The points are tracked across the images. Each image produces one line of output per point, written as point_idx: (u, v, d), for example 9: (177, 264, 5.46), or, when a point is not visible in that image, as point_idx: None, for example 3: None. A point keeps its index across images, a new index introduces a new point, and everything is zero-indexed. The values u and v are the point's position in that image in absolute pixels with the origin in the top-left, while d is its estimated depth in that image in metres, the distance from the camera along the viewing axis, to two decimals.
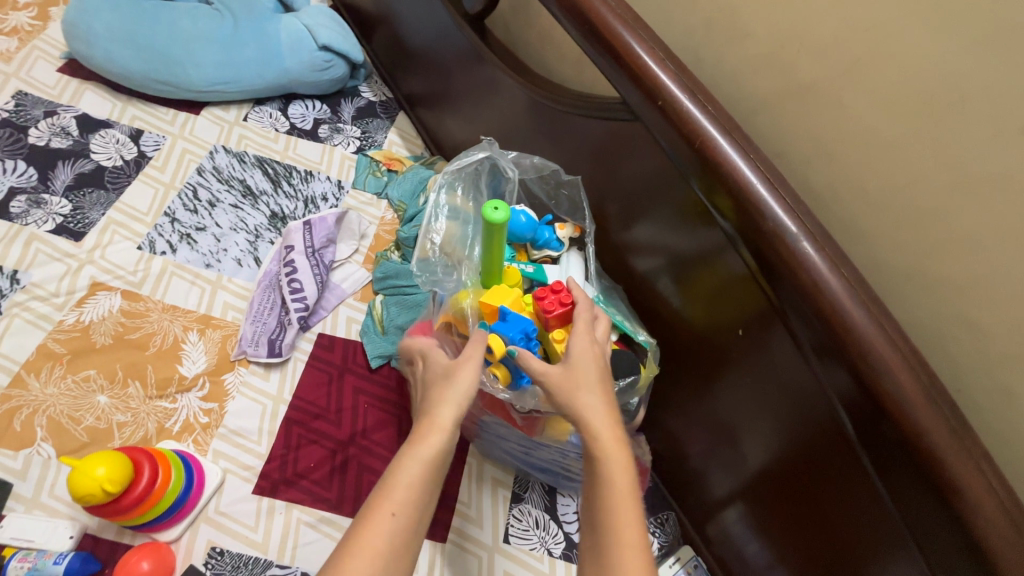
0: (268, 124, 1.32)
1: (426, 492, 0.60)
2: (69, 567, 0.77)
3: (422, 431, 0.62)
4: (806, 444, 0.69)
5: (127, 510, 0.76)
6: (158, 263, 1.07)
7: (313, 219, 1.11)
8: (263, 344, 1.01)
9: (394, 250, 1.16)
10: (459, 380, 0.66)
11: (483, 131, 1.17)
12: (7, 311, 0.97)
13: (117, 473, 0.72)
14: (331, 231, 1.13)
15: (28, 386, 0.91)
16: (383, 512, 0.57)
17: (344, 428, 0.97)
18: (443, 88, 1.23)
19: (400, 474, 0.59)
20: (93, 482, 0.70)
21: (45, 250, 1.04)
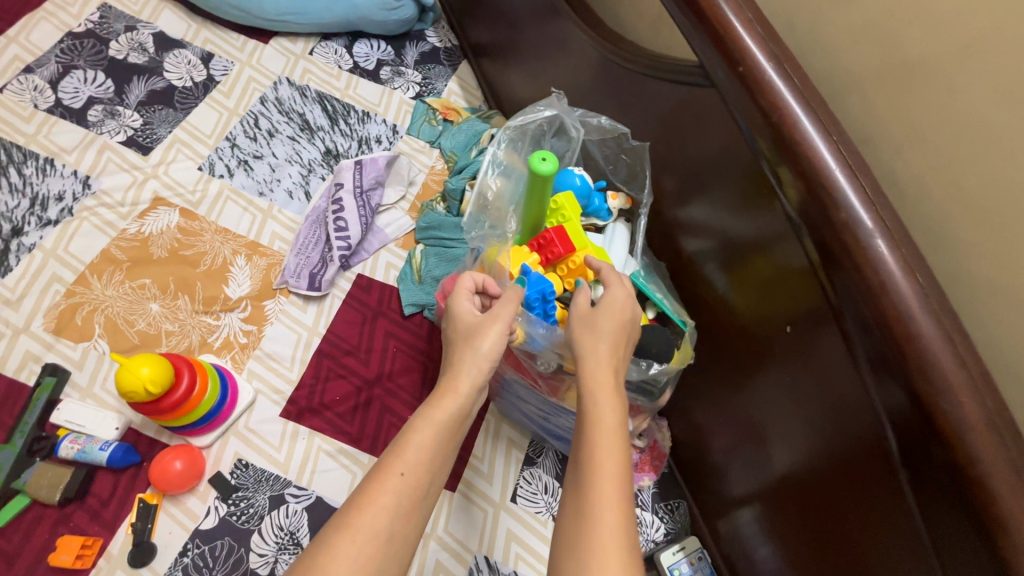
0: (333, 60, 1.31)
1: (436, 460, 0.61)
2: (112, 455, 0.83)
3: (441, 401, 0.63)
4: (839, 450, 0.65)
5: (176, 410, 0.81)
6: (216, 185, 1.11)
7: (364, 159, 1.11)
8: (304, 276, 1.03)
9: (439, 201, 1.15)
10: (482, 346, 0.66)
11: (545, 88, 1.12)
12: (77, 214, 1.02)
13: (160, 375, 0.76)
14: (380, 172, 1.13)
15: (90, 287, 0.97)
16: (393, 471, 0.58)
17: (372, 367, 1.00)
18: (510, 39, 1.19)
19: (415, 436, 0.61)
20: (145, 375, 0.74)
21: (115, 160, 1.08)
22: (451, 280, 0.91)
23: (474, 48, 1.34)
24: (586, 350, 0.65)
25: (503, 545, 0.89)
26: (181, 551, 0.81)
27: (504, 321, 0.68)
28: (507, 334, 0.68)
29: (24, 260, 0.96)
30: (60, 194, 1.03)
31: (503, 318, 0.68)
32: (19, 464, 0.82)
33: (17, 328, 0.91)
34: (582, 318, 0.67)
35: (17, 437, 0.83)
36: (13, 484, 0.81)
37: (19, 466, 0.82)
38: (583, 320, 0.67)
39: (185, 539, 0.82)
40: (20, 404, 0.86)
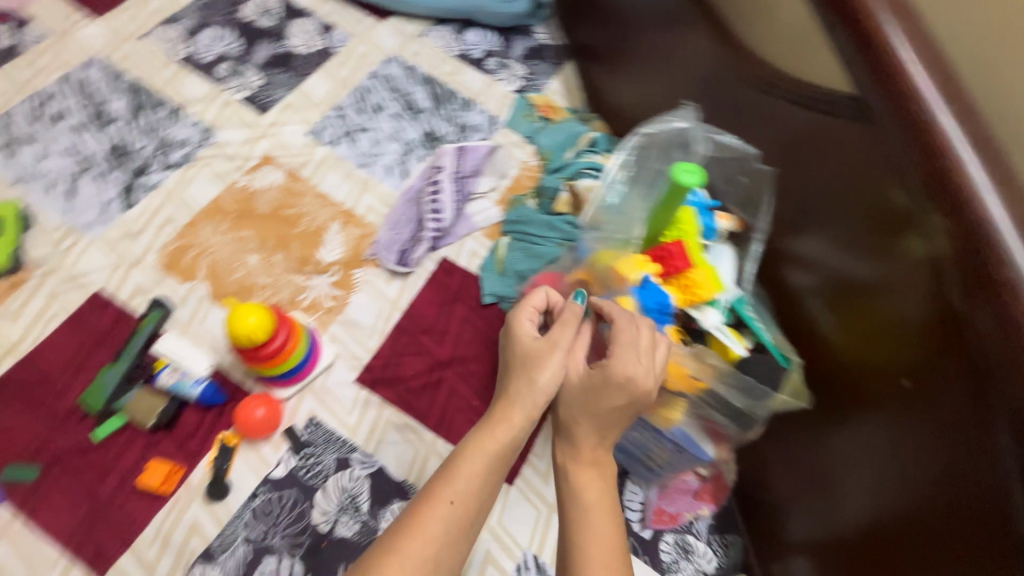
0: (442, 45, 1.33)
1: (484, 493, 0.64)
2: (206, 391, 0.87)
3: (491, 436, 0.66)
4: (907, 516, 0.63)
5: (269, 364, 0.85)
6: (321, 151, 1.14)
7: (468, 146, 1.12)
8: (395, 251, 1.06)
9: (531, 196, 1.15)
10: (537, 380, 0.68)
11: (655, 98, 1.09)
12: (196, 162, 1.08)
13: (262, 326, 0.79)
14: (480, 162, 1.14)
15: (199, 232, 1.02)
16: (444, 497, 0.61)
17: (445, 349, 1.01)
18: (622, 45, 1.17)
19: (466, 466, 0.64)
20: (251, 329, 0.78)
21: (235, 115, 1.14)
22: (545, 275, 0.92)
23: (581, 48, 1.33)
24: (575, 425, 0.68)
25: (553, 547, 0.89)
26: (251, 495, 0.84)
27: (563, 356, 0.70)
28: (563, 369, 0.70)
29: (146, 197, 1.02)
30: (184, 141, 1.09)
31: (561, 351, 0.70)
32: (121, 387, 0.87)
33: (133, 260, 0.97)
34: (590, 390, 0.67)
35: (124, 360, 0.88)
36: (116, 404, 0.86)
37: (120, 390, 0.87)
38: (589, 393, 0.67)
39: (256, 484, 0.85)
40: (127, 331, 0.92)
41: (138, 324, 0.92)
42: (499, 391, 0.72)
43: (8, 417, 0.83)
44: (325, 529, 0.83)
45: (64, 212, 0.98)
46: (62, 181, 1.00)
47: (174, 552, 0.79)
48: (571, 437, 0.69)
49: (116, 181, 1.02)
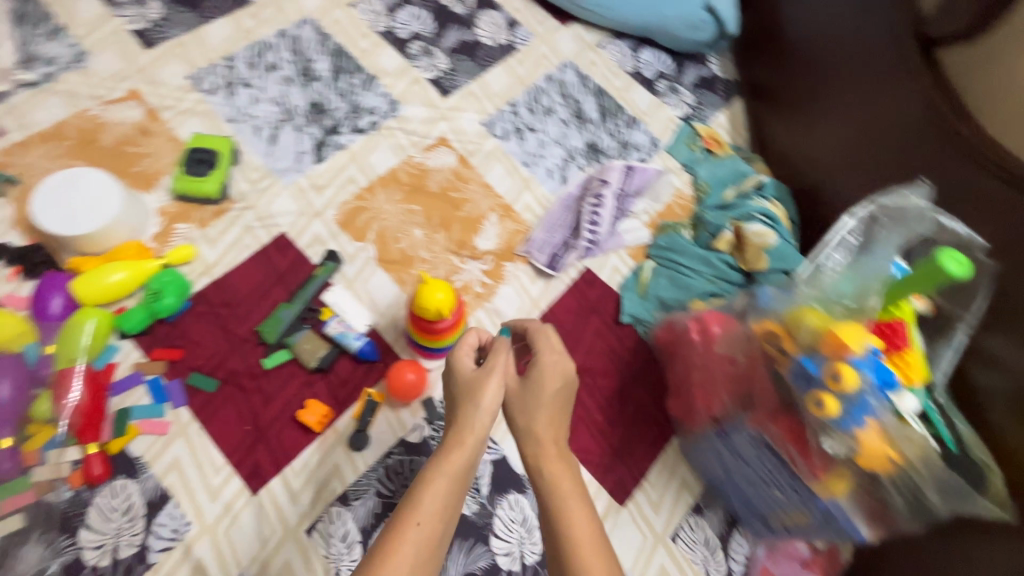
0: (618, 59, 1.35)
1: (450, 508, 0.63)
2: (363, 346, 0.94)
3: (448, 462, 0.64)
4: None
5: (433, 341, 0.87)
6: (491, 142, 1.19)
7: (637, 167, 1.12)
8: (547, 253, 1.09)
9: (687, 226, 1.13)
10: (482, 402, 0.69)
11: (837, 153, 1.07)
12: (381, 130, 1.15)
13: (447, 305, 0.82)
14: (647, 182, 1.15)
15: (374, 198, 1.09)
16: (411, 524, 0.59)
17: (577, 358, 1.04)
18: (811, 98, 1.15)
19: (428, 491, 0.62)
20: (435, 306, 0.80)
21: (420, 93, 1.20)
22: (714, 313, 0.85)
23: (754, 93, 1.32)
24: (528, 432, 0.69)
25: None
26: (387, 452, 0.90)
27: (501, 374, 0.71)
28: (503, 386, 0.71)
29: (334, 156, 1.10)
30: (373, 109, 1.16)
31: (500, 369, 0.71)
32: (293, 325, 0.94)
33: (315, 211, 1.04)
34: (529, 395, 0.71)
35: (298, 301, 0.96)
36: (286, 339, 0.93)
37: (292, 328, 0.94)
38: (532, 395, 0.71)
39: (392, 444, 0.90)
40: (304, 277, 0.99)
41: (313, 272, 0.99)
42: (448, 414, 0.71)
43: (196, 330, 0.91)
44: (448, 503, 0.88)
45: (265, 155, 1.06)
46: (266, 126, 1.09)
47: (317, 488, 0.85)
48: (529, 441, 0.69)
49: (311, 136, 1.10)
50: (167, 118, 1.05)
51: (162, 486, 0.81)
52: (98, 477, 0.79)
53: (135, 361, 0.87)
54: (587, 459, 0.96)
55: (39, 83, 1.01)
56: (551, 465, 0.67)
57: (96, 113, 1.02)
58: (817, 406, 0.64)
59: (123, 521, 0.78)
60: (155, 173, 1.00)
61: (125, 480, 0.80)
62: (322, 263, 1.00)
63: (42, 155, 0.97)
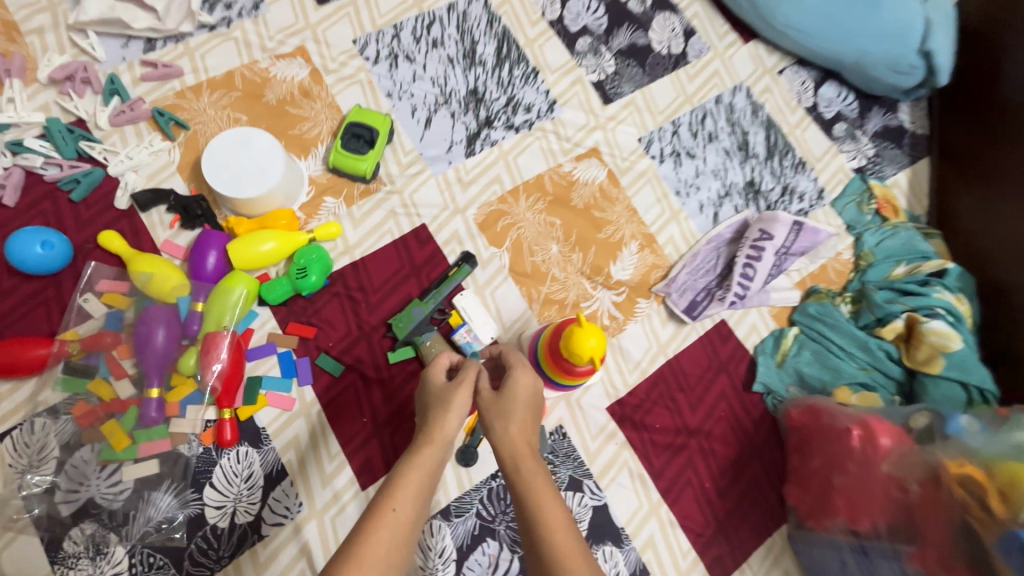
0: (796, 91, 1.21)
1: (424, 503, 0.63)
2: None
3: (418, 457, 0.65)
4: None
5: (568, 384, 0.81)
6: (645, 163, 1.10)
7: (808, 225, 1.00)
8: (686, 298, 1.01)
9: (846, 300, 1.02)
10: (453, 401, 0.69)
11: None
12: (534, 131, 1.08)
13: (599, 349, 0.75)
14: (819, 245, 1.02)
15: (517, 203, 1.04)
16: (385, 513, 0.59)
17: (696, 416, 0.98)
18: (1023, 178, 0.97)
19: (399, 484, 0.62)
20: (586, 356, 0.74)
21: (580, 96, 1.12)
22: (884, 422, 0.76)
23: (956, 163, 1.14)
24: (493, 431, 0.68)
25: None
26: (492, 474, 0.88)
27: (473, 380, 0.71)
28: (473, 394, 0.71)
29: (485, 151, 1.05)
30: (529, 106, 1.10)
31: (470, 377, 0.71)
32: (422, 323, 0.92)
33: (457, 207, 1.01)
34: (497, 397, 0.70)
35: (431, 301, 0.93)
36: (413, 338, 0.91)
37: (421, 327, 0.92)
38: (497, 398, 0.70)
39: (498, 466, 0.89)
40: (439, 275, 0.96)
41: (448, 272, 0.96)
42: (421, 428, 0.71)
43: (329, 310, 0.91)
44: None
45: (418, 140, 1.03)
46: (422, 107, 1.05)
47: None
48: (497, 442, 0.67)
49: (465, 126, 1.06)
50: (329, 82, 1.02)
51: (281, 461, 0.83)
52: (228, 442, 0.81)
53: (270, 331, 0.88)
54: (689, 527, 0.92)
55: (217, 27, 1.00)
56: (522, 460, 0.64)
57: (265, 67, 1.00)
58: None
59: (243, 488, 0.81)
60: (313, 140, 0.99)
61: (248, 449, 0.82)
62: (458, 265, 0.97)
63: (211, 103, 0.97)
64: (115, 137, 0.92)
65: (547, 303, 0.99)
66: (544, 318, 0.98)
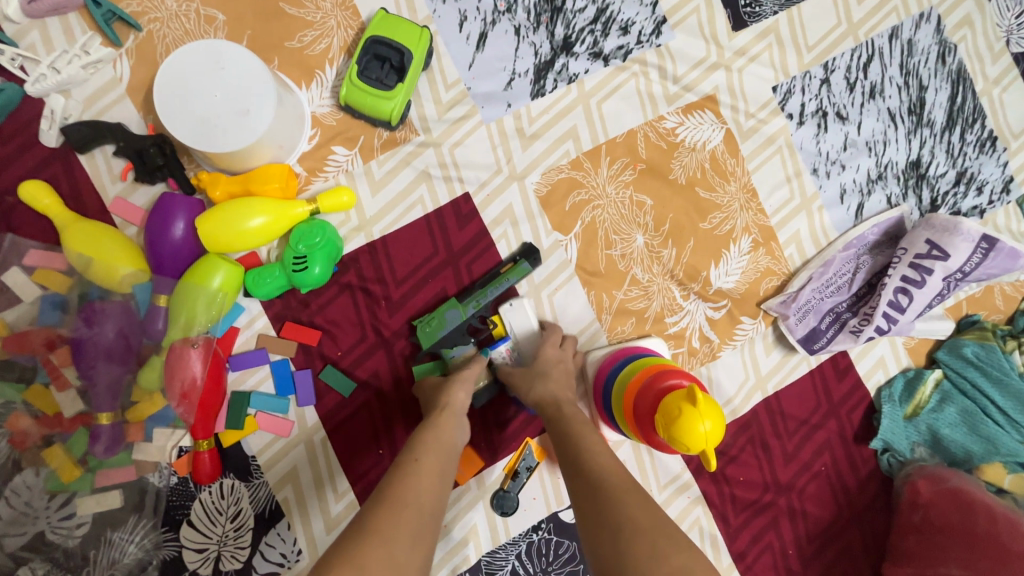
0: (1007, 27, 0.84)
1: (451, 462, 0.54)
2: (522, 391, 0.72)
3: (433, 420, 0.57)
4: None
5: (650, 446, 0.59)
6: (777, 124, 0.79)
7: (1004, 245, 0.72)
8: (806, 324, 0.76)
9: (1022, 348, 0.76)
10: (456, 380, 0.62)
11: None
12: (630, 64, 0.76)
13: (712, 436, 0.52)
14: (1003, 271, 0.75)
15: (597, 171, 0.75)
16: (407, 463, 0.51)
17: (789, 470, 0.78)
18: None
19: (417, 441, 0.54)
20: (696, 446, 0.52)
21: (701, 14, 0.77)
22: None
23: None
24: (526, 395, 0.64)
25: None
26: (533, 527, 0.71)
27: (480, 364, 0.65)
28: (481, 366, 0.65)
29: (559, 90, 0.75)
30: (627, 24, 0.76)
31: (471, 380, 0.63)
32: (457, 332, 0.69)
33: (514, 172, 0.73)
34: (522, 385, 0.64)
35: (472, 305, 0.69)
36: (440, 351, 0.69)
37: (455, 337, 0.69)
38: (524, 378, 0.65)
39: (542, 516, 0.72)
40: (489, 271, 0.72)
41: (501, 270, 0.71)
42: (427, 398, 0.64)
43: (338, 307, 0.68)
44: None
45: (465, 68, 0.73)
46: (475, 16, 0.73)
47: (446, 547, 0.70)
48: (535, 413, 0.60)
49: (534, 49, 0.74)
50: None
51: (275, 499, 0.66)
52: (207, 478, 0.64)
53: (260, 333, 0.67)
54: None
55: None
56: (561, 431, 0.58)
57: None
58: None
59: (229, 529, 0.65)
60: (318, 60, 0.69)
61: (234, 482, 0.65)
62: (514, 261, 0.71)
63: None
64: (34, 35, 0.64)
65: (621, 315, 0.75)
66: (616, 335, 0.74)
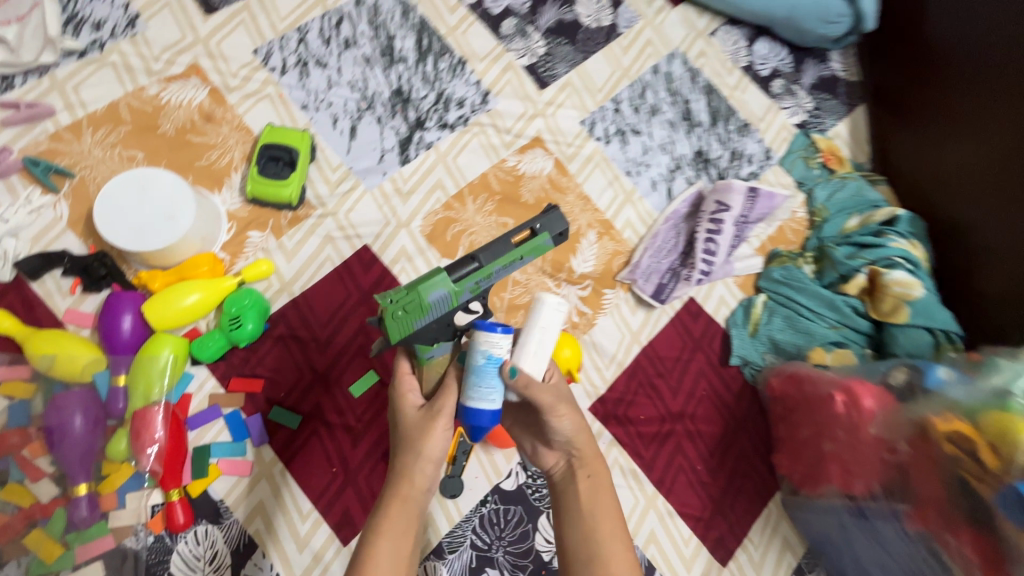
0: (730, 51, 1.18)
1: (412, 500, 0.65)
2: (490, 409, 0.62)
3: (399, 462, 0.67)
4: None
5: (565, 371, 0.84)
6: (591, 146, 1.05)
7: (762, 190, 1.03)
8: (653, 283, 0.98)
9: (808, 260, 1.02)
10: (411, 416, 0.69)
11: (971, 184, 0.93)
12: (470, 127, 1.01)
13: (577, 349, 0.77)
14: (771, 209, 1.05)
15: (465, 207, 0.96)
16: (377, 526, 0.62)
17: (678, 400, 0.95)
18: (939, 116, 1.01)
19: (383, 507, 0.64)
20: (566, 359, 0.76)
21: (513, 83, 1.05)
22: (865, 384, 0.75)
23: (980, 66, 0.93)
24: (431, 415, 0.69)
25: None
26: (481, 501, 0.83)
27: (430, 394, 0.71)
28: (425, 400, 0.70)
29: (421, 155, 0.97)
30: (462, 100, 1.02)
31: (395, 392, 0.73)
32: (442, 318, 0.65)
33: (400, 221, 0.93)
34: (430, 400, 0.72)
35: (465, 288, 0.65)
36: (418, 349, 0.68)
37: (435, 330, 0.66)
38: None
39: (486, 490, 0.84)
40: (499, 242, 0.65)
41: (515, 241, 0.65)
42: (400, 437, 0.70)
43: (274, 357, 0.82)
44: (547, 558, 0.82)
45: (345, 153, 0.94)
46: (344, 116, 0.96)
47: None
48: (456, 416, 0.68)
49: (395, 131, 0.97)
50: (234, 101, 0.91)
51: (247, 533, 0.75)
52: (182, 526, 0.72)
53: (211, 393, 0.79)
54: (688, 513, 0.90)
55: (88, 52, 0.88)
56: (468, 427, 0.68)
57: (154, 93, 0.88)
58: None
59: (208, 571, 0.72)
60: (225, 170, 0.88)
61: (207, 526, 0.74)
62: (534, 232, 0.65)
63: (95, 142, 0.84)
64: None
65: (512, 310, 0.93)
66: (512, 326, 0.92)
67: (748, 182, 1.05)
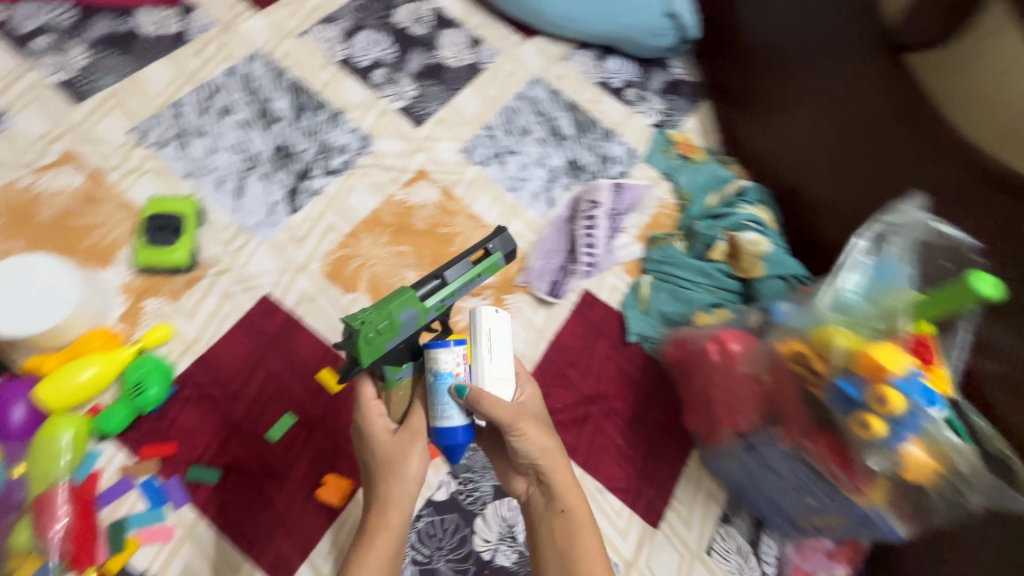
0: (585, 71, 1.32)
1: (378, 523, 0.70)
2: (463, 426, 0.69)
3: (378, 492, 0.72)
4: None
5: None
6: (472, 171, 1.15)
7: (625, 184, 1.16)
8: (547, 281, 1.07)
9: (680, 238, 1.15)
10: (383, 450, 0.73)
11: (791, 149, 1.10)
12: (355, 170, 1.08)
13: None
14: (636, 198, 1.18)
15: (361, 243, 1.02)
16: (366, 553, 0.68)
17: (590, 384, 1.02)
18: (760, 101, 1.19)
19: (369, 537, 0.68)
20: None
21: (391, 126, 1.13)
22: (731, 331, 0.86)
23: (787, 54, 1.11)
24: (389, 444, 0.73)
25: None
26: (415, 516, 0.86)
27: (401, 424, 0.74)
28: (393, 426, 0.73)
29: (310, 203, 1.03)
30: (343, 147, 1.09)
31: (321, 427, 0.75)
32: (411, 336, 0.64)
33: (298, 265, 0.97)
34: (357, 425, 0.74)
35: (432, 306, 0.65)
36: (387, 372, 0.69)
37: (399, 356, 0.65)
38: None
39: (420, 505, 0.86)
40: (459, 262, 0.68)
41: (472, 259, 0.69)
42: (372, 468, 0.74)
43: (185, 417, 0.82)
44: (488, 558, 0.85)
45: (233, 211, 0.98)
46: (229, 178, 1.00)
47: None
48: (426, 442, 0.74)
49: (281, 184, 1.02)
50: (114, 180, 0.94)
51: None
52: None
53: (121, 465, 0.78)
54: (616, 487, 0.96)
55: None
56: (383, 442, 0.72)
57: (29, 184, 0.90)
58: (864, 426, 0.66)
59: None
60: (112, 246, 0.90)
61: None
62: (488, 251, 0.69)
63: None
64: None
65: None
66: None
67: (614, 180, 1.18)
